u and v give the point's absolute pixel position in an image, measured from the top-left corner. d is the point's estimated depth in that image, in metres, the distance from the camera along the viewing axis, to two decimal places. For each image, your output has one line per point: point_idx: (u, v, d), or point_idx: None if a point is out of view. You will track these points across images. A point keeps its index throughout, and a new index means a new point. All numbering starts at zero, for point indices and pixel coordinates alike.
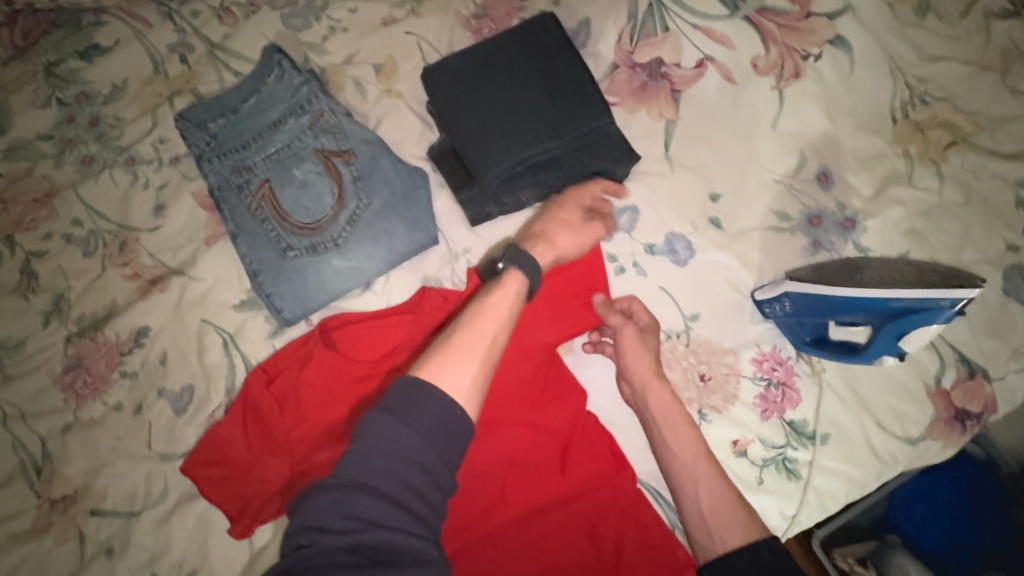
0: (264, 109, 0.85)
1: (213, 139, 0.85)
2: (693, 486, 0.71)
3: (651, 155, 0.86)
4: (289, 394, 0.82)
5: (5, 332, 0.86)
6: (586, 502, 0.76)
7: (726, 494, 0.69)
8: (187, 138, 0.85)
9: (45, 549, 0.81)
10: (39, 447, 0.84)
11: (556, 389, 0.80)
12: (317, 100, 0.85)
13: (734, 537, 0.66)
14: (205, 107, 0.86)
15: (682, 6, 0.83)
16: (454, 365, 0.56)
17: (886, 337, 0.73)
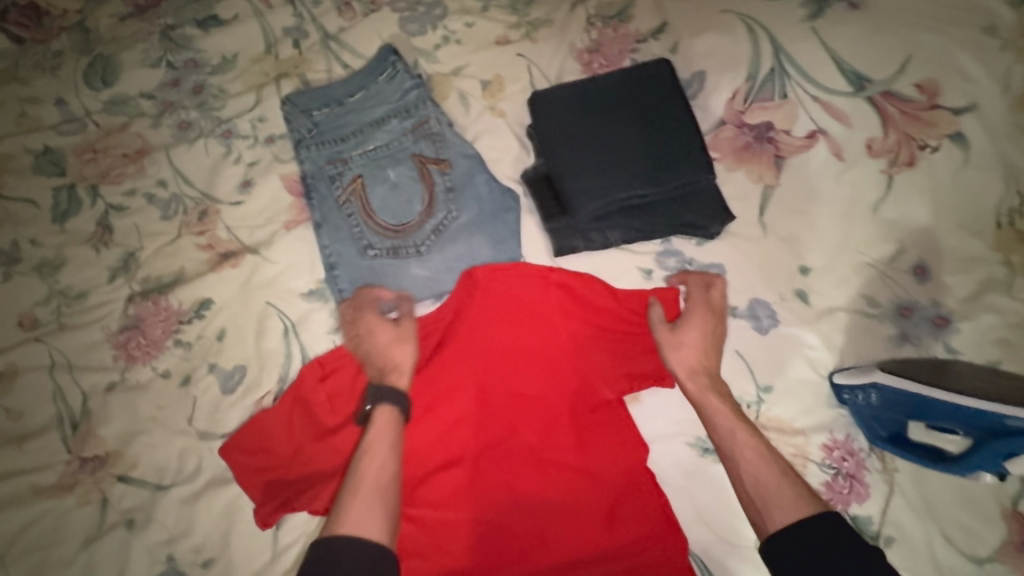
0: (369, 106, 0.86)
1: (314, 126, 0.86)
2: (743, 463, 0.67)
3: (745, 218, 0.84)
4: (342, 392, 0.80)
5: (69, 280, 0.85)
6: (629, 563, 0.72)
7: (772, 469, 0.65)
8: (290, 122, 0.87)
9: (65, 507, 0.79)
10: (79, 402, 0.82)
11: (614, 437, 0.76)
12: (423, 106, 0.86)
13: (785, 514, 0.62)
14: (312, 94, 0.87)
15: (804, 75, 0.80)
16: (352, 515, 0.62)
17: (987, 453, 0.68)
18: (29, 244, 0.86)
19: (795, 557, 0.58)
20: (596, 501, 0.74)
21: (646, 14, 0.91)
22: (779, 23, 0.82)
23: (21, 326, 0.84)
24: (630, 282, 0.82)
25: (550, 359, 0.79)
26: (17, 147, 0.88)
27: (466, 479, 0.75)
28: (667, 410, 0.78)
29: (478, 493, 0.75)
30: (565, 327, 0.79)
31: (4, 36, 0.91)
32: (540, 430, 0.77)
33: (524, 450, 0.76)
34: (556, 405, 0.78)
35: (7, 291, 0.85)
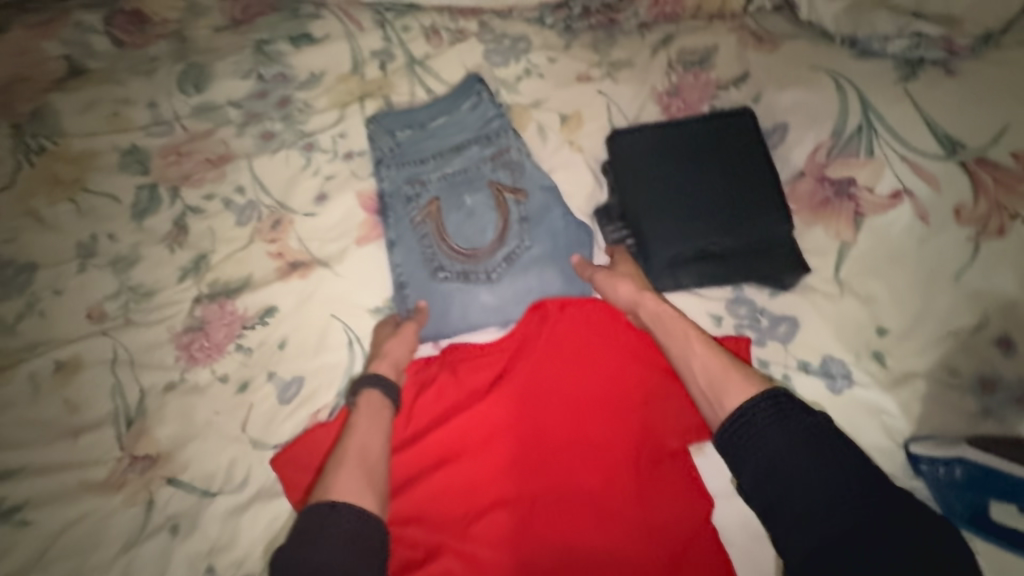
0: (450, 131, 0.88)
1: (397, 147, 0.88)
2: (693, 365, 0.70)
3: (820, 273, 0.83)
4: (399, 415, 0.78)
5: (141, 277, 0.87)
6: None
7: (720, 360, 0.68)
8: (374, 141, 0.88)
9: (111, 506, 0.78)
10: (137, 399, 0.82)
11: (679, 493, 0.71)
12: (505, 136, 0.87)
13: (738, 395, 0.63)
14: (396, 115, 0.89)
15: (894, 134, 0.79)
16: (340, 487, 0.64)
17: None
18: (107, 238, 0.88)
19: (752, 438, 0.59)
20: (659, 564, 0.68)
21: (728, 62, 0.92)
22: (868, 83, 0.82)
23: (89, 318, 0.85)
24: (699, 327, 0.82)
25: (615, 402, 0.75)
26: (106, 144, 0.91)
27: (515, 519, 0.71)
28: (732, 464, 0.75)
29: (527, 535, 0.70)
30: (633, 369, 0.77)
31: (106, 38, 0.95)
32: (600, 478, 0.72)
33: (581, 500, 0.71)
34: (619, 453, 0.73)
35: (79, 282, 0.86)
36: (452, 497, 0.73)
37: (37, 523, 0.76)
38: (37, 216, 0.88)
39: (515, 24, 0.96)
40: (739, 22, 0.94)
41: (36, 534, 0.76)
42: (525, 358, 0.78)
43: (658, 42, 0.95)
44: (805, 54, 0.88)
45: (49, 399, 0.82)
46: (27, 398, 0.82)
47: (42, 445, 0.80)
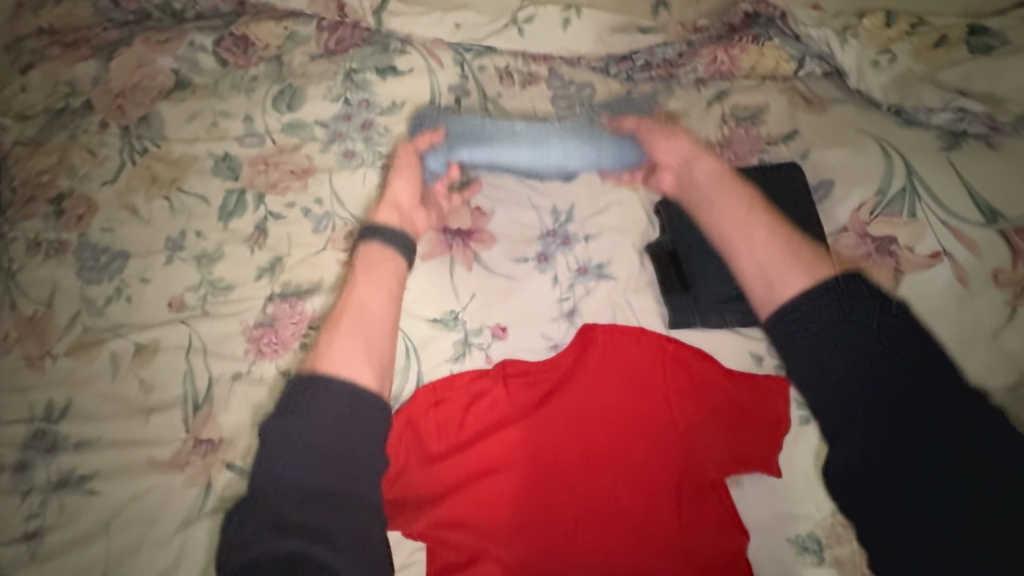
0: (504, 131, 0.99)
1: (454, 147, 0.98)
2: (748, 246, 0.87)
3: None
4: (451, 423, 0.83)
5: (221, 273, 0.94)
6: None
7: (779, 244, 0.86)
8: (430, 141, 0.98)
9: (173, 484, 0.83)
10: (206, 386, 0.88)
11: (715, 521, 0.75)
12: (554, 136, 0.98)
13: (801, 283, 0.82)
14: (456, 119, 1.00)
15: (935, 199, 0.84)
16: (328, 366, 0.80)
17: None
18: (194, 235, 0.96)
19: (802, 320, 0.79)
20: None
21: (779, 119, 0.98)
22: (913, 149, 0.88)
23: (170, 307, 0.92)
24: (741, 365, 0.85)
25: (659, 430, 0.80)
26: (203, 151, 1.00)
27: (559, 532, 0.75)
28: (768, 499, 0.77)
29: (569, 549, 0.74)
30: (676, 401, 0.82)
31: (213, 57, 1.06)
32: (640, 500, 0.76)
33: (622, 520, 0.75)
34: (661, 478, 0.77)
35: (165, 273, 0.94)
36: (498, 506, 0.77)
37: (106, 493, 0.82)
38: (134, 210, 0.97)
39: (581, 72, 1.05)
40: (790, 83, 1.00)
41: (104, 503, 0.81)
42: (577, 380, 0.84)
43: (713, 96, 1.01)
44: (853, 118, 0.94)
45: (127, 379, 0.88)
46: (107, 375, 0.89)
47: (117, 420, 0.86)
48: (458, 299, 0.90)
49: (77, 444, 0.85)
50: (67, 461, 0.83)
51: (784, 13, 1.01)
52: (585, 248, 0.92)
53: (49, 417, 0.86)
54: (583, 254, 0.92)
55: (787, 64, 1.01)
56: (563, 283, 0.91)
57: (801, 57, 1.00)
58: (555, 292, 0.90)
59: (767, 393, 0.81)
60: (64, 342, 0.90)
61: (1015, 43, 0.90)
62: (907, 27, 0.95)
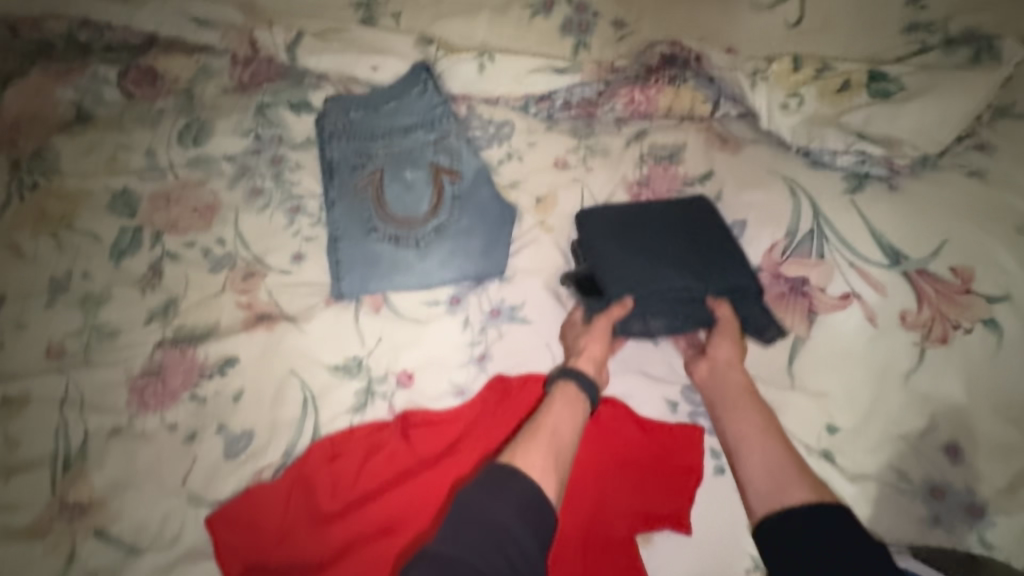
0: (399, 114, 0.97)
1: (349, 124, 0.96)
2: (754, 457, 0.72)
3: (773, 366, 0.85)
4: (348, 479, 0.77)
5: (108, 316, 0.87)
6: None
7: (789, 463, 0.70)
8: (328, 116, 0.97)
9: (29, 557, 0.74)
10: (79, 442, 0.80)
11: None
12: (447, 122, 0.97)
13: (803, 493, 0.67)
14: (353, 99, 0.99)
15: (843, 241, 0.84)
16: (528, 455, 0.67)
17: None
18: (81, 277, 0.89)
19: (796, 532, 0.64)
20: None
21: (696, 159, 0.98)
22: (822, 190, 0.88)
23: (47, 355, 0.85)
24: (655, 413, 0.81)
25: (565, 482, 0.76)
26: (99, 185, 0.95)
27: None
28: (678, 555, 0.73)
29: None
30: (586, 450, 0.78)
31: (118, 90, 1.02)
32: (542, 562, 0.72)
33: None
34: (567, 538, 0.73)
35: (46, 317, 0.87)
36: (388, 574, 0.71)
37: None
38: (17, 249, 0.90)
39: (500, 111, 1.04)
40: (707, 123, 1.02)
41: None
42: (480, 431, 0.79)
43: (632, 136, 1.02)
44: (765, 158, 0.95)
45: None
46: None
47: None
48: (362, 343, 0.86)
49: None
50: None
51: (698, 55, 1.01)
52: (499, 288, 0.89)
53: None
54: (497, 295, 0.89)
55: (702, 105, 1.02)
56: (474, 325, 0.87)
57: (716, 99, 1.01)
58: (466, 335, 0.86)
59: (681, 443, 0.78)
60: None
61: (911, 88, 0.90)
62: (813, 72, 0.95)
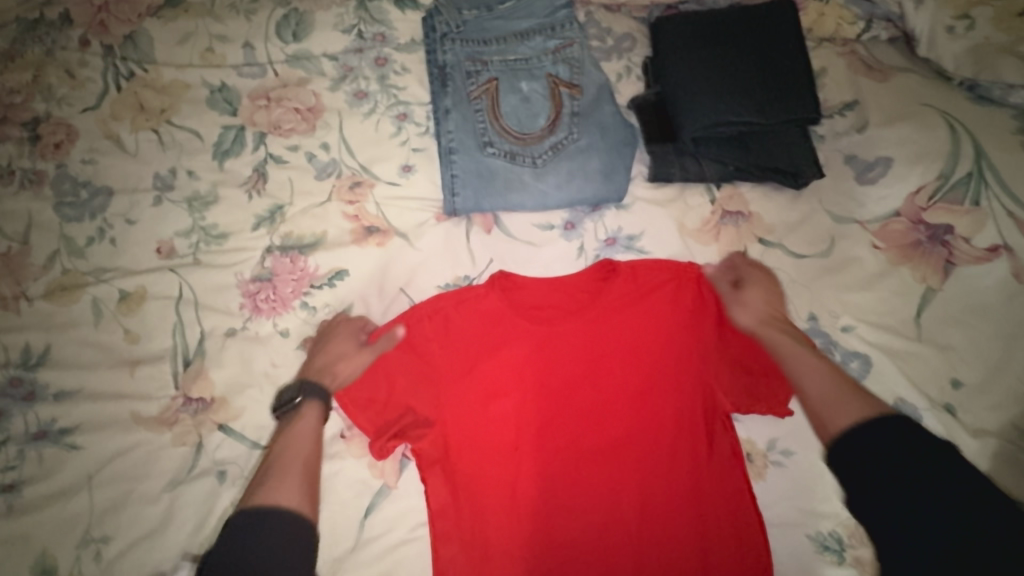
0: (516, 17, 0.89)
1: (462, 24, 0.89)
2: (811, 389, 0.71)
3: (900, 315, 0.81)
4: (454, 331, 0.80)
5: (215, 218, 0.86)
6: (702, 535, 0.74)
7: (838, 387, 0.69)
8: (440, 14, 0.89)
9: (161, 442, 0.78)
10: (196, 341, 0.82)
11: (719, 470, 0.76)
12: (569, 29, 0.88)
13: (844, 417, 0.66)
14: None
15: (1005, 187, 0.77)
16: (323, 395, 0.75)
17: None
18: (186, 174, 0.87)
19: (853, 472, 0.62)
20: (682, 484, 0.76)
21: (839, 85, 0.91)
22: (988, 132, 0.80)
23: (158, 253, 0.85)
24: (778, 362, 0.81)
25: (673, 374, 0.79)
26: (197, 79, 0.90)
27: (550, 425, 0.79)
28: (788, 493, 0.75)
29: (560, 443, 0.79)
30: (683, 319, 0.80)
31: None
32: (642, 440, 0.78)
33: (612, 421, 0.79)
34: (657, 388, 0.79)
35: (154, 215, 0.85)
36: (498, 430, 0.79)
37: (86, 448, 0.77)
38: (119, 140, 0.88)
39: (622, 21, 0.95)
40: (852, 46, 0.93)
41: (86, 459, 0.77)
42: (582, 308, 0.81)
43: None
44: (918, 90, 0.87)
45: (110, 326, 0.82)
46: (89, 321, 0.82)
47: (98, 370, 0.80)
48: (473, 264, 0.83)
49: (57, 393, 0.79)
50: (45, 412, 0.78)
51: None
52: (615, 216, 0.85)
53: (26, 363, 0.79)
54: (613, 224, 0.85)
55: (850, 26, 0.93)
56: (588, 254, 0.84)
57: (868, 19, 0.93)
58: (580, 263, 0.84)
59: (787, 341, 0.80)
60: (42, 283, 0.82)
61: None
62: None
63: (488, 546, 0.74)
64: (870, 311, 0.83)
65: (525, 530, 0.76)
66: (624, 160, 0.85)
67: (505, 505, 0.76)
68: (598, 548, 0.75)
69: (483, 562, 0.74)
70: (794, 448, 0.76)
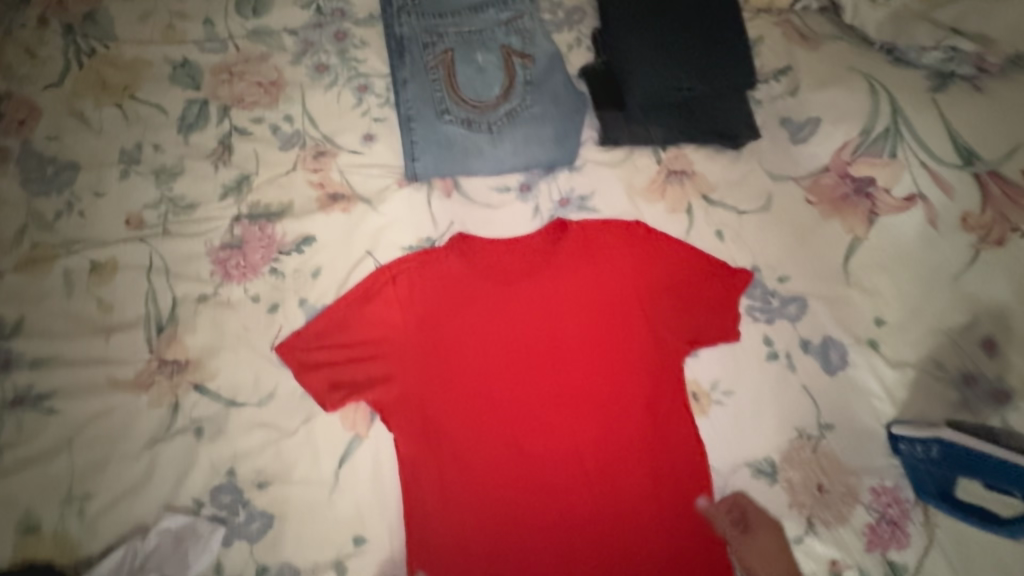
0: None
1: None
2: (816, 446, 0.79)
3: (830, 262, 0.89)
4: (414, 293, 0.84)
5: (182, 190, 0.88)
6: (653, 467, 0.81)
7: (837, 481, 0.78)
8: None
9: (139, 405, 0.81)
10: (169, 308, 0.85)
11: (668, 407, 0.82)
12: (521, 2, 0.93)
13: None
14: None
15: (918, 140, 0.85)
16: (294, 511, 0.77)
17: None
18: (151, 148, 0.89)
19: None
20: (635, 424, 0.82)
21: (774, 53, 0.97)
22: (904, 90, 0.87)
23: (128, 225, 0.87)
24: (754, 355, 0.83)
25: (625, 323, 0.84)
26: (158, 55, 0.93)
27: (509, 378, 0.83)
28: (731, 430, 0.81)
29: (520, 395, 0.82)
30: (633, 274, 0.85)
31: None
32: (597, 387, 0.83)
33: (568, 371, 0.83)
34: (608, 339, 0.84)
35: (121, 188, 0.88)
36: (461, 382, 0.82)
37: (65, 412, 0.80)
38: (83, 117, 0.90)
39: None
40: (786, 17, 1.00)
41: (65, 422, 0.80)
42: (536, 267, 0.86)
43: None
44: (846, 55, 0.93)
45: (83, 296, 0.84)
46: (61, 292, 0.84)
47: (72, 338, 0.82)
48: (434, 227, 0.88)
49: (32, 361, 0.81)
50: (22, 379, 0.80)
51: None
52: (568, 178, 0.91)
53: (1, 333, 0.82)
54: (566, 185, 0.90)
55: None
56: (543, 214, 0.89)
57: None
58: (535, 222, 0.89)
59: (732, 289, 0.85)
60: (12, 256, 0.84)
61: None
62: None
63: (455, 489, 0.79)
64: (805, 261, 0.89)
65: (488, 474, 0.80)
66: (575, 127, 0.91)
67: (468, 452, 0.81)
68: (558, 485, 0.81)
69: (451, 502, 0.79)
70: (734, 390, 0.83)
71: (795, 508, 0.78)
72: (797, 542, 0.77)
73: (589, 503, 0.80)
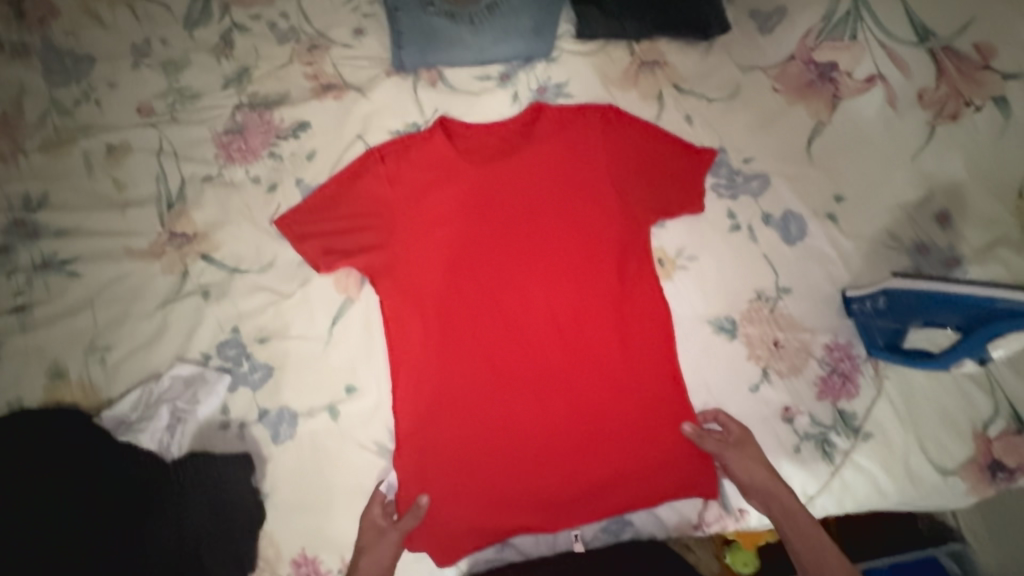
0: None
1: None
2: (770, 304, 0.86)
3: (794, 144, 0.93)
4: (402, 170, 0.89)
5: (188, 81, 0.96)
6: (623, 329, 0.87)
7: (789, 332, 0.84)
8: None
9: (151, 272, 0.89)
10: (177, 187, 0.92)
11: (636, 275, 0.89)
12: None
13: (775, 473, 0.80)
14: None
15: (876, 22, 0.89)
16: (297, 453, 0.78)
17: (976, 338, 0.73)
18: (159, 43, 0.97)
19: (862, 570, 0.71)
20: (606, 291, 0.88)
21: None
22: None
23: (139, 113, 0.95)
24: (715, 221, 0.91)
25: (599, 198, 0.90)
26: None
27: (491, 249, 0.89)
28: (693, 293, 0.89)
29: (501, 263, 0.89)
30: (607, 153, 0.91)
31: None
32: (572, 257, 0.89)
33: (546, 242, 0.90)
34: (584, 212, 0.90)
35: (133, 79, 0.95)
36: (445, 251, 0.88)
37: (86, 275, 0.88)
38: (98, 16, 0.97)
39: None
40: None
41: (86, 284, 0.88)
42: (516, 147, 0.91)
43: None
44: None
45: (99, 176, 0.92)
46: (81, 171, 0.92)
47: (90, 212, 0.91)
48: (420, 113, 0.94)
49: (57, 232, 0.90)
50: (47, 246, 0.89)
51: None
52: (546, 68, 0.97)
53: (27, 206, 0.90)
54: (543, 75, 0.96)
55: None
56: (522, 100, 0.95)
57: None
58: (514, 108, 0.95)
59: (699, 165, 0.91)
60: (36, 139, 0.92)
61: None
62: None
63: (440, 347, 0.86)
64: (769, 144, 0.94)
65: (471, 333, 0.87)
66: (553, 19, 0.96)
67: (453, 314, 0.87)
68: (535, 345, 0.87)
69: (436, 359, 0.86)
70: (697, 257, 0.90)
71: (752, 360, 0.85)
72: (753, 389, 0.85)
73: (564, 362, 0.87)
